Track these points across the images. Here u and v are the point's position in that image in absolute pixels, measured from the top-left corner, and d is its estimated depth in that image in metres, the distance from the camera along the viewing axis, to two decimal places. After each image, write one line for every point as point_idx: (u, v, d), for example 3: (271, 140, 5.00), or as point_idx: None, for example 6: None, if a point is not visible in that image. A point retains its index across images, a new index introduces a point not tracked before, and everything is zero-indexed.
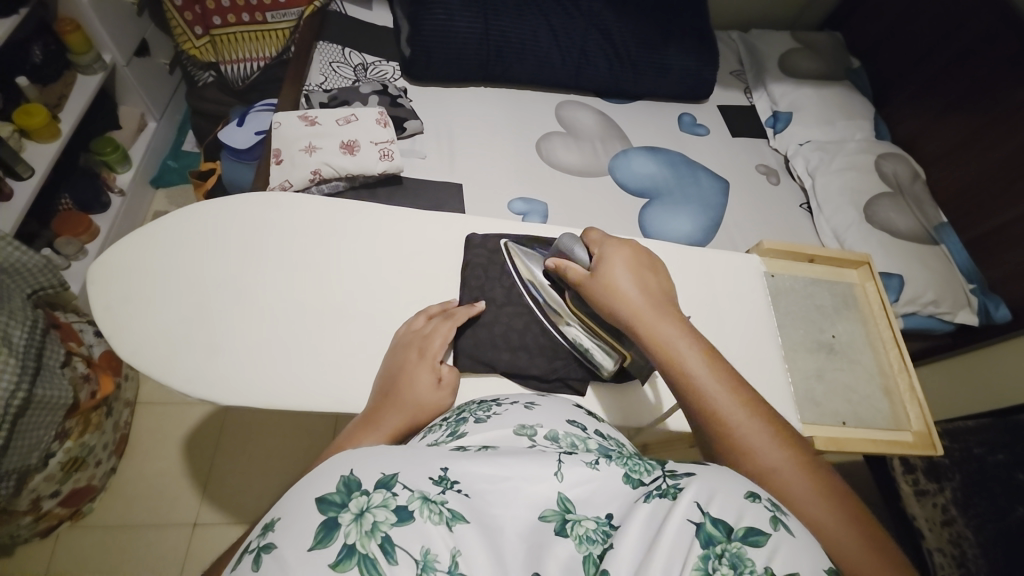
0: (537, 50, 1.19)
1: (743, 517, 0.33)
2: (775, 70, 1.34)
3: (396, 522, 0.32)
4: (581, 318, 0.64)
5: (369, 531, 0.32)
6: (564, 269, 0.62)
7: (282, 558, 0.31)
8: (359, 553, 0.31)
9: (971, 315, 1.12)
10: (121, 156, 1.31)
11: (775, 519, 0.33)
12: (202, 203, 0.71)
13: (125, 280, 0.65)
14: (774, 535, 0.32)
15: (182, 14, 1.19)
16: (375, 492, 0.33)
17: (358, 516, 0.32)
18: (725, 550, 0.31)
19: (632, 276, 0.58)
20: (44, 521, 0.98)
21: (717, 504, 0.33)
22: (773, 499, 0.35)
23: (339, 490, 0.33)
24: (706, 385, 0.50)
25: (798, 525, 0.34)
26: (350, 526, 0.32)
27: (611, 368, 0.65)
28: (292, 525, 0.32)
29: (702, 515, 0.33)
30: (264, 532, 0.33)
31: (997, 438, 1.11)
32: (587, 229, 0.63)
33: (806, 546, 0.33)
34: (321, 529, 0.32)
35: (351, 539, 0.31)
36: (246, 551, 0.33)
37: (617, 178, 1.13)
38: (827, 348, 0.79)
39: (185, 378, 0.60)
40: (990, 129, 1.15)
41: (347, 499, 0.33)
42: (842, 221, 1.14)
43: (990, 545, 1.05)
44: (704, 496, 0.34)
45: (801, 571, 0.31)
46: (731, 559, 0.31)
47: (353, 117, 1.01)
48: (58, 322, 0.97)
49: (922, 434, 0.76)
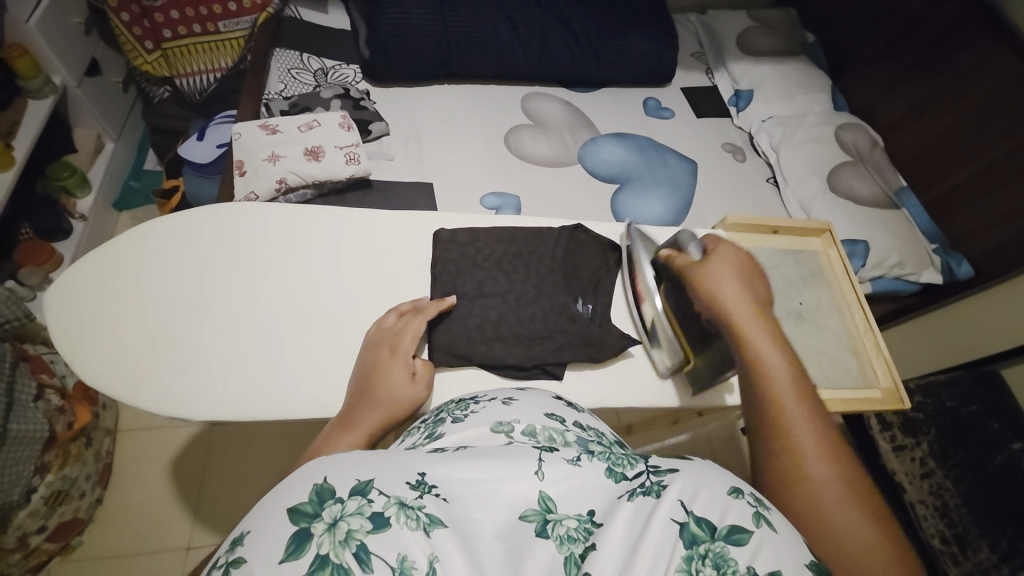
0: (497, 44, 1.20)
1: (727, 516, 0.35)
2: (733, 49, 1.36)
3: (371, 530, 0.32)
4: (665, 311, 0.67)
5: (343, 540, 0.32)
6: (673, 258, 0.64)
7: (256, 572, 0.31)
8: (333, 563, 0.31)
9: (935, 274, 1.15)
10: (80, 180, 1.27)
11: (757, 515, 0.35)
12: (154, 219, 0.69)
13: (81, 304, 0.63)
14: (757, 532, 0.34)
15: (131, 30, 1.17)
16: (349, 500, 0.33)
17: (331, 525, 0.32)
18: (708, 550, 0.33)
19: (741, 282, 0.57)
20: (34, 557, 0.95)
21: (701, 502, 0.35)
22: (755, 494, 0.37)
23: (312, 500, 0.33)
24: (787, 402, 0.49)
25: (779, 520, 0.36)
26: (323, 536, 0.32)
27: (671, 368, 0.67)
28: (263, 537, 0.33)
29: (686, 515, 0.34)
30: (233, 546, 0.33)
31: (970, 390, 1.15)
32: (708, 231, 0.64)
33: (787, 541, 0.35)
34: (292, 541, 0.32)
35: (324, 549, 0.31)
36: (215, 567, 0.33)
37: (587, 166, 1.14)
38: (795, 315, 0.81)
39: (151, 397, 0.59)
40: (941, 93, 1.20)
41: (320, 509, 0.33)
42: (807, 192, 1.16)
43: (971, 494, 1.08)
44: (688, 494, 0.36)
45: (783, 568, 0.33)
46: (715, 559, 0.33)
47: (315, 122, 1.00)
48: (27, 354, 0.94)
49: (890, 390, 0.78)
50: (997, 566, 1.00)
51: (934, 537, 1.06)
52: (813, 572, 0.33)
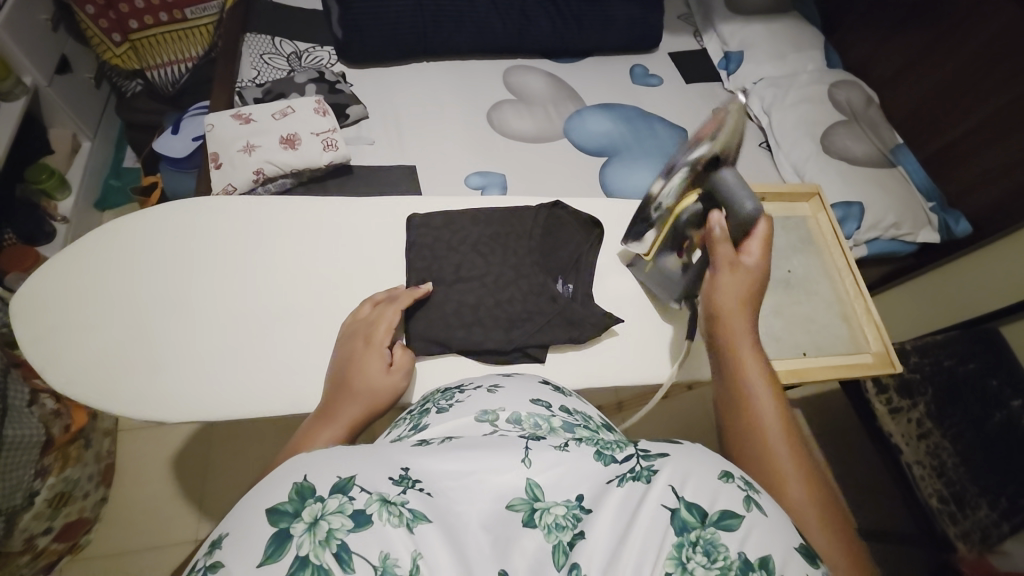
0: (474, 16, 1.15)
1: (717, 501, 0.33)
2: (721, 9, 1.31)
3: (353, 528, 0.31)
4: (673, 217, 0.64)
5: (323, 540, 0.30)
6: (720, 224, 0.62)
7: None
8: (313, 564, 0.30)
9: (932, 233, 1.13)
10: (59, 182, 1.25)
11: (747, 499, 0.34)
12: (124, 218, 0.68)
13: (54, 308, 0.62)
14: (747, 517, 0.33)
15: (97, 23, 1.12)
16: (330, 498, 0.32)
17: (312, 524, 0.31)
18: (699, 537, 0.32)
19: (744, 293, 0.58)
20: (44, 558, 0.97)
21: (691, 487, 0.34)
22: (745, 478, 0.36)
23: (292, 499, 0.32)
24: (776, 454, 0.45)
25: (771, 504, 0.35)
26: (303, 536, 0.31)
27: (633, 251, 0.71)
28: (239, 538, 0.31)
29: (676, 501, 0.33)
30: (209, 550, 0.32)
31: (968, 348, 1.10)
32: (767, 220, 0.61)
33: (777, 524, 0.33)
34: (271, 542, 0.30)
35: (304, 550, 0.30)
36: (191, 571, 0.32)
37: (573, 140, 1.11)
38: (782, 283, 0.80)
39: (128, 400, 0.59)
40: (937, 44, 1.15)
41: (301, 508, 0.32)
42: (801, 155, 1.13)
43: (969, 453, 1.02)
44: (677, 480, 0.34)
45: (773, 554, 0.31)
46: (705, 546, 0.31)
47: (289, 109, 0.97)
48: (19, 360, 0.94)
49: (881, 354, 0.77)
50: (997, 524, 0.96)
51: (932, 497, 1.01)
52: (803, 556, 0.32)
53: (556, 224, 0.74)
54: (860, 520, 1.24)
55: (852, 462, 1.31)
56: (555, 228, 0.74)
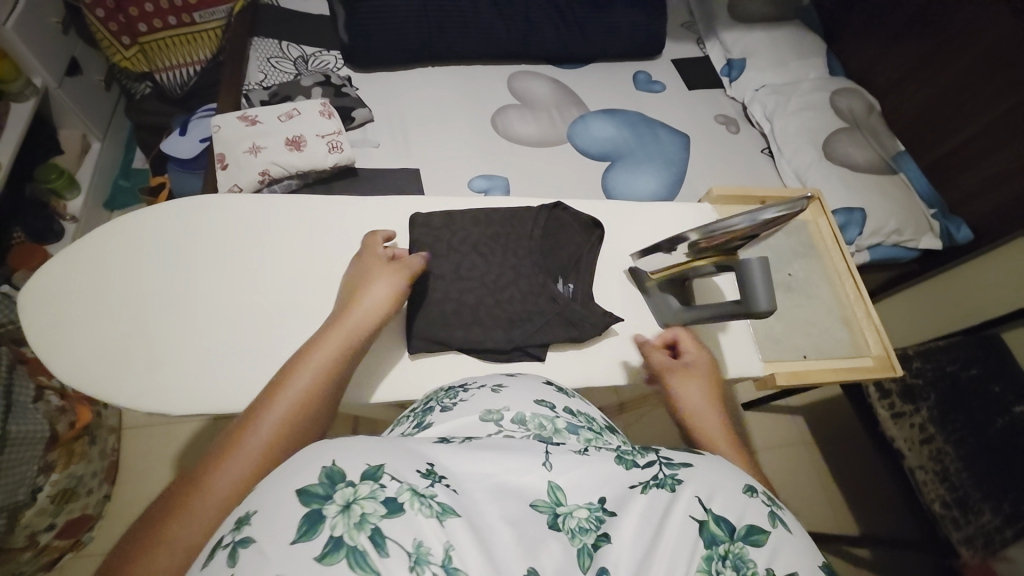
0: (478, 21, 1.16)
1: (744, 516, 0.34)
2: (723, 17, 1.32)
3: (386, 514, 0.30)
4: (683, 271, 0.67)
5: (357, 523, 0.30)
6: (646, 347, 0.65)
7: (266, 553, 0.29)
8: (348, 546, 0.29)
9: (935, 240, 1.13)
10: (68, 182, 1.26)
11: (772, 515, 0.34)
12: (135, 215, 0.69)
13: (62, 303, 0.63)
14: (773, 533, 0.33)
15: (107, 26, 1.14)
16: (361, 484, 0.32)
17: (344, 508, 0.30)
18: (727, 551, 0.32)
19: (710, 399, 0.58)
20: (47, 554, 0.97)
21: (719, 501, 0.34)
22: (767, 493, 0.36)
23: (322, 482, 0.32)
24: None
25: (792, 520, 0.35)
26: (336, 518, 0.30)
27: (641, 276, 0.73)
28: (271, 517, 0.31)
29: (704, 513, 0.33)
30: (239, 526, 0.31)
31: (970, 353, 1.10)
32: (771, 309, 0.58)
33: (800, 542, 0.34)
34: (305, 522, 0.30)
35: (338, 531, 0.29)
36: (220, 547, 0.31)
37: (576, 145, 1.12)
38: (783, 286, 0.80)
39: (131, 394, 0.59)
40: (939, 52, 1.15)
41: (332, 491, 0.31)
42: (803, 161, 1.14)
43: (972, 458, 1.01)
44: (705, 492, 0.34)
45: (799, 570, 0.32)
46: (735, 561, 0.32)
47: (295, 112, 0.99)
48: (25, 356, 0.94)
49: (881, 358, 0.76)
50: (1001, 529, 0.95)
51: (935, 503, 0.98)
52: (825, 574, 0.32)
53: (559, 225, 0.75)
54: (863, 527, 1.23)
55: (855, 469, 1.30)
56: (558, 229, 0.75)
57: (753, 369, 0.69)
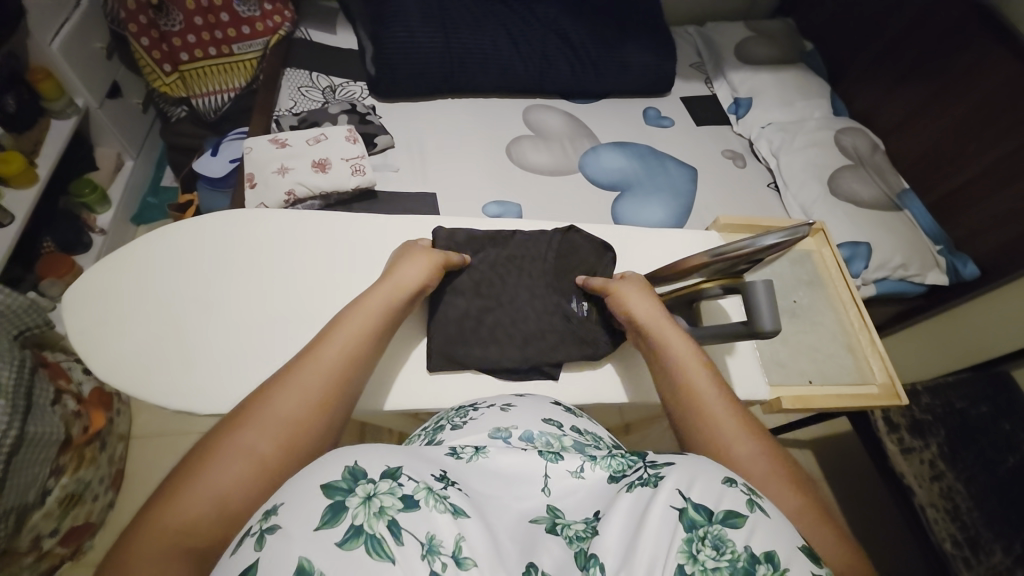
0: (498, 59, 1.24)
1: (722, 501, 0.34)
2: (732, 59, 1.39)
3: (403, 508, 0.33)
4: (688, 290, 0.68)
5: (377, 513, 0.32)
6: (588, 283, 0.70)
7: (291, 536, 0.31)
8: (367, 533, 0.31)
9: (941, 275, 1.15)
10: (100, 197, 1.33)
11: (751, 501, 0.34)
12: (177, 226, 0.73)
13: (102, 303, 0.67)
14: (751, 516, 0.33)
15: (150, 53, 1.21)
16: (381, 481, 0.34)
17: (365, 499, 0.33)
18: (706, 532, 0.32)
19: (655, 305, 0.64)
20: (47, 560, 0.97)
21: (698, 490, 0.35)
22: (748, 484, 0.36)
23: (345, 478, 0.34)
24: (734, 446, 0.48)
25: (774, 507, 0.35)
26: (357, 508, 0.32)
27: None
28: (297, 504, 0.33)
29: (683, 502, 0.34)
30: (266, 516, 0.33)
31: (980, 391, 1.10)
32: (773, 328, 0.60)
33: (780, 525, 0.34)
34: (328, 511, 0.32)
35: (359, 520, 0.32)
36: (247, 535, 0.33)
37: (588, 174, 1.16)
38: (788, 312, 0.82)
39: (159, 392, 0.62)
40: (940, 96, 1.20)
41: (354, 485, 0.33)
42: (808, 196, 1.17)
43: (984, 497, 0.99)
44: (684, 483, 0.35)
45: (778, 549, 0.32)
46: (713, 540, 0.32)
47: (322, 136, 1.04)
48: (46, 360, 0.98)
49: (886, 385, 0.77)
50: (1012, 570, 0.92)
51: (945, 541, 0.96)
52: (805, 554, 0.32)
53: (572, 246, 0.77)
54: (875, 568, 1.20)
55: (865, 507, 1.27)
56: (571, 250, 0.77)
57: (760, 393, 0.70)
